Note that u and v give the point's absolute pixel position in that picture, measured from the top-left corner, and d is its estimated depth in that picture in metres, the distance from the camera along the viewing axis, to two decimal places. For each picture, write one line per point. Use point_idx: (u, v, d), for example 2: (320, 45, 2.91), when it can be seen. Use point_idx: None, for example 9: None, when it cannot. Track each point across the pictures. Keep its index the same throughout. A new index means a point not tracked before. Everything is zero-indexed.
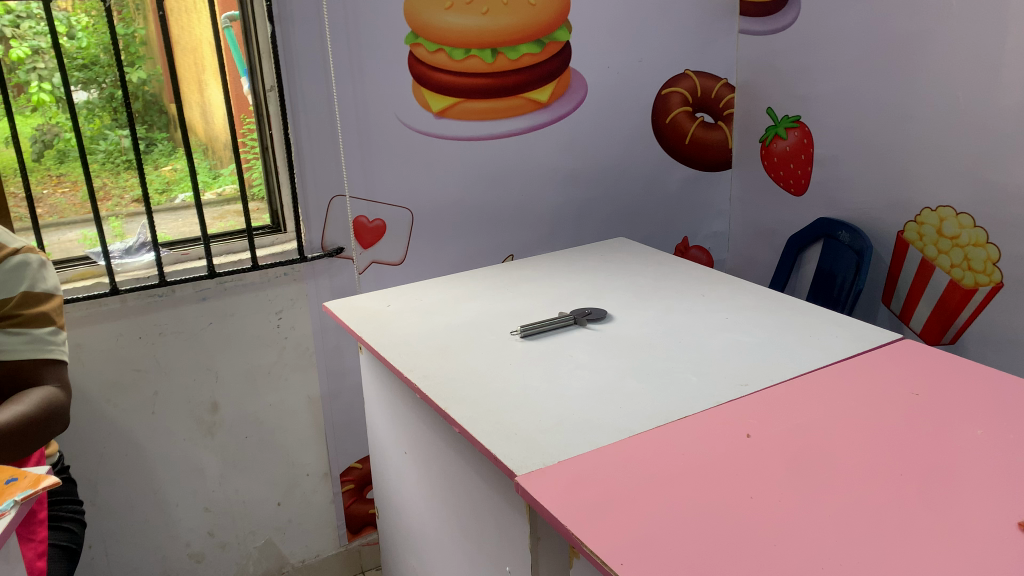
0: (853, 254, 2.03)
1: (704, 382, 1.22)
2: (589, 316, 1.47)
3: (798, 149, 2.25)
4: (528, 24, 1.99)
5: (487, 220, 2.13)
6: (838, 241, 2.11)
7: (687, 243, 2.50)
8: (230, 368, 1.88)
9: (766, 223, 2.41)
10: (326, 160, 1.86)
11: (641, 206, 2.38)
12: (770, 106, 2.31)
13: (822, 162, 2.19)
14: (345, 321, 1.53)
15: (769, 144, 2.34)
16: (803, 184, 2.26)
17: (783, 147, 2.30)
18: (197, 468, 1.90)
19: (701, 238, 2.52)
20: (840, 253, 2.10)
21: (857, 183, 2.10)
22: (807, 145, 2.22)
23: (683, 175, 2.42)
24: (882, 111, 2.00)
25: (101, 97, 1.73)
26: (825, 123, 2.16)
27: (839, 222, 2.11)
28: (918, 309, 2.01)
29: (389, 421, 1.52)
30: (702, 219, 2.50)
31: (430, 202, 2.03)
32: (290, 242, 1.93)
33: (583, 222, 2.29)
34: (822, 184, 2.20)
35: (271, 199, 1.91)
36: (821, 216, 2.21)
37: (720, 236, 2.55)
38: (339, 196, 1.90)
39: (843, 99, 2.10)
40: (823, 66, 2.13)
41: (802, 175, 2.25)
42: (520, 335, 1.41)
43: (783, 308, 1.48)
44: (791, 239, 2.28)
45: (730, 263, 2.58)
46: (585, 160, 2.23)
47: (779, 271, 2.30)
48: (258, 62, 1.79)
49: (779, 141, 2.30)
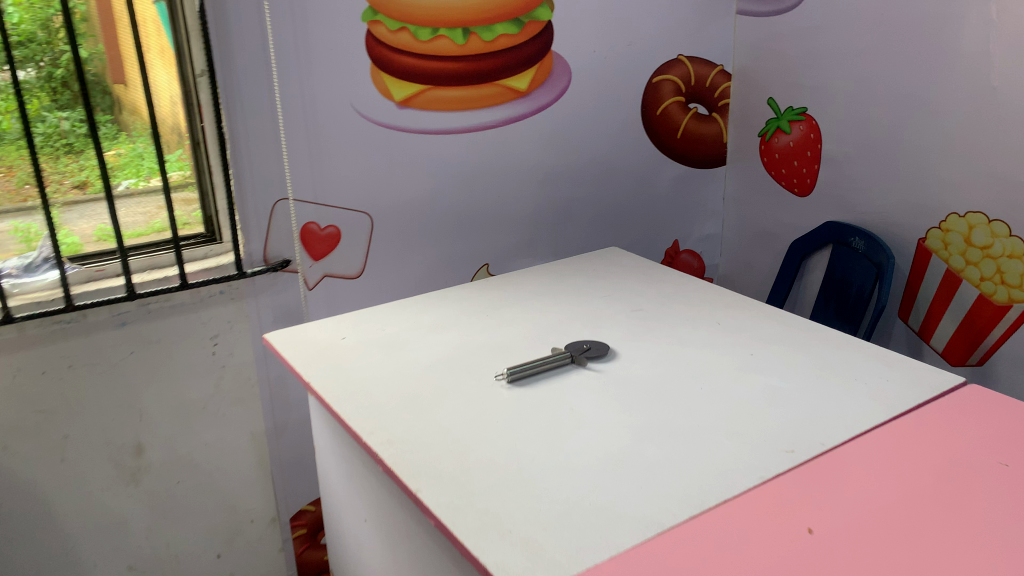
0: (870, 265, 1.82)
1: (740, 449, 0.98)
2: (587, 352, 1.22)
3: (803, 145, 2.03)
4: None
5: (458, 226, 1.87)
6: (850, 250, 1.89)
7: (677, 248, 2.26)
8: (156, 404, 1.60)
9: (765, 226, 2.18)
10: (269, 158, 1.58)
11: (629, 208, 2.14)
12: (772, 97, 2.08)
13: (830, 161, 1.96)
14: (286, 360, 1.25)
15: (769, 138, 2.11)
16: (809, 184, 2.03)
17: (787, 143, 2.07)
18: (120, 521, 1.61)
19: (692, 242, 2.29)
20: (853, 263, 1.88)
21: (871, 184, 1.88)
22: (814, 141, 1.99)
23: (674, 172, 2.18)
24: (900, 105, 1.77)
25: (38, 77, 1.41)
26: (834, 116, 1.93)
27: (851, 228, 1.89)
28: (941, 326, 1.80)
29: (345, 484, 1.25)
30: (694, 221, 2.27)
31: (392, 207, 1.76)
32: (226, 254, 1.62)
33: (565, 226, 2.04)
34: (830, 185, 1.98)
35: (204, 202, 1.60)
36: (829, 219, 1.99)
37: (713, 239, 2.32)
38: (283, 200, 1.62)
39: (856, 90, 1.87)
40: (833, 52, 1.90)
41: (807, 174, 2.03)
42: (504, 380, 1.15)
43: (817, 340, 1.25)
44: (793, 245, 2.06)
45: (723, 268, 2.36)
46: (566, 156, 1.98)
47: (780, 280, 2.08)
48: (185, 38, 1.48)
49: (782, 135, 2.07)
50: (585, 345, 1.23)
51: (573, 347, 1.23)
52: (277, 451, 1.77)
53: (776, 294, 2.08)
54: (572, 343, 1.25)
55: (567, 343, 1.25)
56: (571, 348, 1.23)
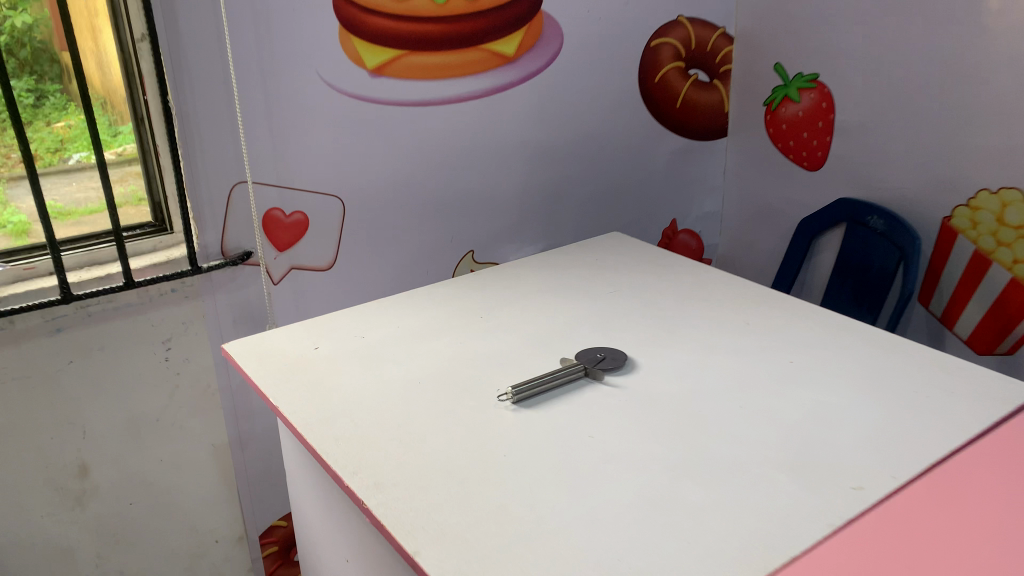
0: (893, 248, 1.66)
1: (798, 489, 0.82)
2: (602, 362, 1.04)
3: (813, 115, 1.86)
4: None
5: (440, 209, 1.68)
6: (868, 231, 1.74)
7: (675, 227, 2.10)
8: (102, 419, 1.40)
9: (770, 203, 2.02)
10: (223, 136, 1.37)
11: (624, 185, 1.97)
12: (779, 62, 1.90)
13: (844, 132, 1.80)
14: (248, 373, 1.07)
15: (776, 107, 1.94)
16: (820, 157, 1.87)
17: (796, 112, 1.90)
18: (65, 551, 1.43)
19: (691, 220, 2.13)
20: (871, 243, 1.73)
21: (889, 158, 1.72)
22: (826, 110, 1.82)
23: (673, 146, 2.01)
24: (923, 69, 1.61)
25: None
26: (848, 83, 1.76)
27: (869, 207, 1.73)
28: (967, 312, 1.64)
29: (324, 520, 1.07)
30: (693, 198, 2.10)
31: (365, 189, 1.57)
32: (178, 246, 1.42)
33: (557, 207, 1.86)
34: (843, 159, 1.82)
35: (151, 187, 1.39)
36: (842, 196, 1.84)
37: (712, 217, 2.16)
38: (241, 184, 1.42)
39: (874, 54, 1.70)
40: (848, 12, 1.72)
41: (817, 147, 1.87)
42: (508, 401, 0.98)
43: (863, 345, 1.09)
44: (802, 223, 1.90)
45: (723, 248, 2.20)
46: (557, 130, 1.79)
47: (788, 262, 1.92)
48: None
49: (789, 104, 1.90)
50: (598, 354, 1.06)
51: (585, 357, 1.05)
52: (242, 464, 1.59)
53: (784, 277, 1.93)
54: (582, 352, 1.07)
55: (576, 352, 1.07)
56: (583, 357, 1.05)
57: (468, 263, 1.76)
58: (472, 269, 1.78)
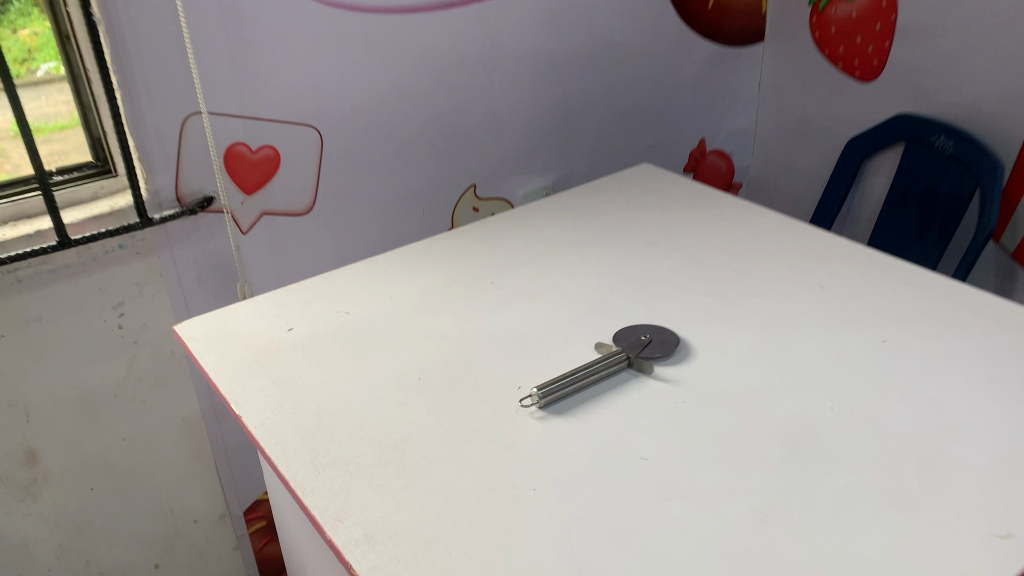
0: (965, 174, 1.42)
1: (924, 542, 0.62)
2: (650, 348, 0.83)
3: (869, 16, 1.58)
4: None
5: (437, 137, 1.43)
6: (935, 153, 1.49)
7: (703, 149, 1.86)
8: (49, 399, 1.20)
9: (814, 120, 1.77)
10: (168, 58, 1.11)
11: (648, 102, 1.71)
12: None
13: (907, 36, 1.53)
14: (203, 365, 0.85)
15: (824, 9, 1.66)
16: (875, 67, 1.61)
17: (847, 15, 1.62)
18: (21, 545, 1.25)
19: (721, 139, 1.88)
20: (936, 167, 1.49)
21: (961, 68, 1.46)
22: (886, 12, 1.55)
23: (703, 54, 1.74)
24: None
25: None
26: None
27: (935, 125, 1.49)
28: None
29: (308, 539, 0.89)
30: (723, 114, 1.85)
31: (347, 117, 1.32)
32: (122, 192, 1.19)
33: (571, 129, 1.61)
34: (904, 68, 1.56)
35: (87, 119, 1.14)
36: (901, 111, 1.59)
37: (744, 134, 1.91)
38: (194, 116, 1.17)
39: None
40: None
41: (873, 54, 1.60)
42: (533, 407, 0.77)
43: (970, 317, 0.87)
44: (852, 143, 1.65)
45: (755, 170, 1.96)
46: (571, 38, 1.52)
47: (832, 188, 1.68)
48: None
49: (841, 3, 1.63)
50: (642, 338, 0.84)
51: (627, 342, 0.83)
52: (219, 436, 1.40)
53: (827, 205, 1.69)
54: (622, 333, 0.85)
55: (614, 333, 0.85)
56: (625, 342, 0.84)
57: (470, 200, 1.53)
58: (475, 207, 1.54)
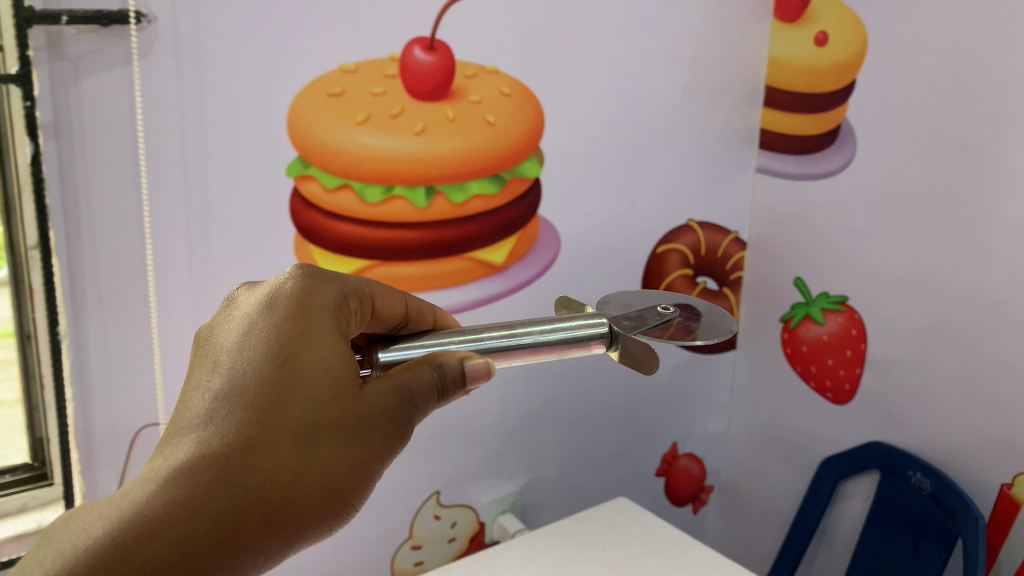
0: (944, 519, 1.07)
1: None
2: (682, 328, 0.52)
3: (839, 341, 1.26)
4: (472, 158, 1.06)
5: (474, 485, 1.20)
6: (911, 490, 1.13)
7: (676, 451, 1.45)
8: None
9: (743, 491, 1.48)
10: (122, 369, 0.93)
11: (646, 452, 1.41)
12: (799, 276, 1.32)
13: (881, 369, 1.19)
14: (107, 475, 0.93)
15: (795, 326, 1.34)
16: (848, 390, 1.25)
17: (818, 336, 1.29)
18: None
19: (693, 443, 1.48)
20: (900, 510, 1.16)
21: (953, 426, 1.10)
22: (856, 338, 1.22)
23: (677, 363, 1.39)
24: (955, 78, 1.04)
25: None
26: (885, 95, 1.14)
27: (907, 456, 1.14)
28: None
29: None
30: (693, 418, 1.46)
31: (405, 470, 1.12)
32: (56, 503, 0.98)
33: (552, 427, 1.26)
34: (881, 396, 1.20)
35: (24, 354, 0.93)
36: (870, 432, 1.22)
37: (716, 439, 1.51)
38: (152, 425, 0.97)
39: (910, 344, 1.14)
40: (884, 292, 1.18)
41: (844, 377, 1.25)
42: (371, 372, 0.52)
43: None
44: (823, 459, 1.31)
45: (774, 425, 1.40)
46: (604, 279, 1.28)
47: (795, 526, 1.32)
48: (61, 15, 0.80)
49: (811, 325, 1.30)
50: (669, 307, 0.55)
51: (627, 312, 0.55)
52: None
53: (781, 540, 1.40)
54: (615, 301, 0.58)
55: (603, 299, 0.59)
56: (629, 315, 0.54)
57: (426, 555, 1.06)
58: (436, 514, 1.17)
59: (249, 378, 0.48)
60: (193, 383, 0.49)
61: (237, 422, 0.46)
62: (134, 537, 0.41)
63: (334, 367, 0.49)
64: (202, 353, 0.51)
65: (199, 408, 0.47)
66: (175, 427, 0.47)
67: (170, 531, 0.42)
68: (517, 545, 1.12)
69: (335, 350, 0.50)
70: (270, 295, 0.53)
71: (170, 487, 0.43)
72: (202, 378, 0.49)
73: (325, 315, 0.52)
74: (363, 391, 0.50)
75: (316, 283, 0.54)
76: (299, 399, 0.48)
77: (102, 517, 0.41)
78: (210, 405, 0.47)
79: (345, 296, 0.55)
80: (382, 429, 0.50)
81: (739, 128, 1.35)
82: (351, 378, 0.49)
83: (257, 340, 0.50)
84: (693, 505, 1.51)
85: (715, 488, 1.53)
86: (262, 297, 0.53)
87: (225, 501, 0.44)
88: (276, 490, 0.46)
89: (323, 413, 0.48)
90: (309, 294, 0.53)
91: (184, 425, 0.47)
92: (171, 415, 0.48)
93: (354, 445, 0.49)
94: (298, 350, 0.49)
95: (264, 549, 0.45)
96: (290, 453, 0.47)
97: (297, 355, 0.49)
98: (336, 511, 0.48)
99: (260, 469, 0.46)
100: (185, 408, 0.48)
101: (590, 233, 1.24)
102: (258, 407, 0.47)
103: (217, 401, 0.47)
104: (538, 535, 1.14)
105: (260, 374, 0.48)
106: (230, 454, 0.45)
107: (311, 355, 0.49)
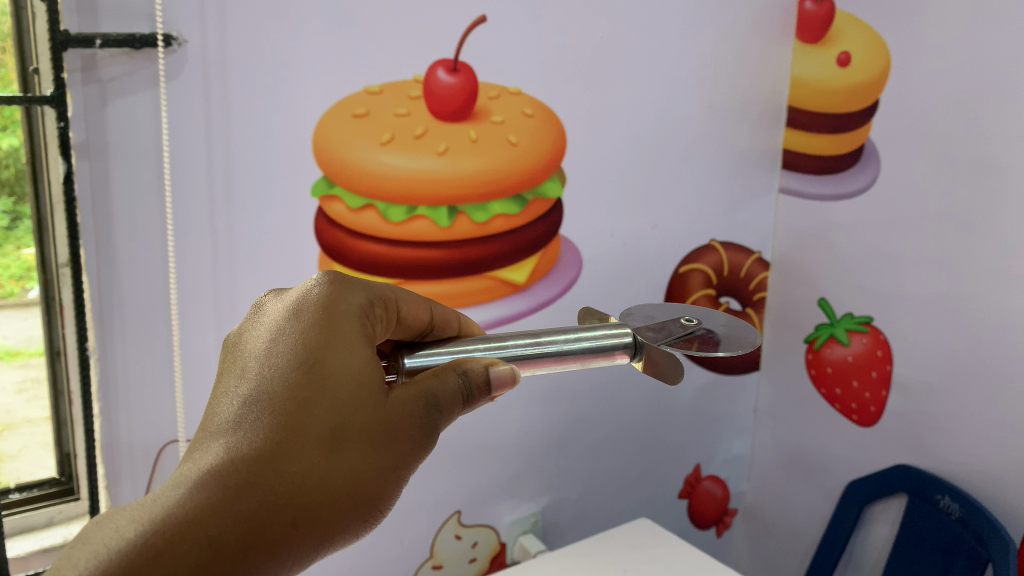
0: (974, 545, 1.05)
1: None
2: (706, 340, 0.52)
3: (864, 362, 1.24)
4: (495, 177, 1.06)
5: (494, 504, 1.19)
6: (940, 515, 1.11)
7: (700, 473, 1.44)
8: None
9: (767, 515, 1.46)
10: (148, 385, 0.95)
11: (669, 474, 1.40)
12: (824, 297, 1.31)
13: (907, 391, 1.18)
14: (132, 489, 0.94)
15: (819, 347, 1.33)
16: (873, 413, 1.24)
17: (843, 357, 1.28)
18: None
19: (716, 465, 1.46)
20: (928, 535, 1.14)
21: (983, 451, 1.08)
22: (881, 360, 1.21)
23: (700, 384, 1.38)
24: (979, 98, 1.04)
25: (32, 246, 0.91)
26: (910, 115, 1.14)
27: (936, 480, 1.12)
28: None
29: None
30: (717, 440, 1.44)
31: (427, 489, 1.11)
32: (81, 517, 0.99)
33: (574, 448, 1.26)
34: (907, 419, 1.18)
35: (52, 370, 0.95)
36: (898, 456, 1.20)
37: (739, 461, 1.49)
38: (174, 442, 0.98)
39: (937, 366, 1.13)
40: (908, 313, 1.17)
41: (870, 399, 1.24)
42: (397, 378, 0.52)
43: None
44: (849, 483, 1.29)
45: (799, 447, 1.38)
46: (625, 298, 1.28)
47: (820, 551, 1.30)
48: (95, 39, 0.82)
49: (836, 345, 1.29)
50: (693, 319, 0.55)
51: (650, 324, 0.54)
52: None
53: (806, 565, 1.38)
54: (639, 313, 0.58)
55: (626, 310, 0.59)
56: (652, 326, 0.54)
57: None
58: (457, 534, 1.17)
59: (276, 384, 0.48)
60: (221, 389, 0.50)
61: (265, 426, 0.47)
62: (164, 538, 0.41)
63: (360, 373, 0.50)
64: (230, 360, 0.52)
65: (228, 413, 0.48)
66: (204, 432, 0.47)
67: (199, 533, 0.42)
68: (538, 564, 1.11)
69: (361, 356, 0.50)
70: (296, 303, 0.53)
71: (199, 491, 0.43)
72: (231, 384, 0.50)
73: (351, 321, 0.52)
74: (390, 397, 0.50)
75: (342, 291, 0.55)
76: (325, 403, 0.48)
77: (133, 520, 0.42)
78: (239, 410, 0.48)
79: (371, 304, 0.55)
80: (407, 435, 0.50)
81: (761, 149, 1.35)
82: (376, 384, 0.50)
83: (285, 346, 0.50)
84: (716, 528, 1.49)
85: (739, 511, 1.51)
86: (289, 305, 0.54)
87: (254, 503, 0.44)
88: (303, 494, 0.46)
89: (350, 418, 0.48)
90: (335, 301, 0.53)
91: (213, 430, 0.47)
92: (200, 420, 0.48)
93: (380, 450, 0.49)
94: (324, 356, 0.50)
95: (291, 552, 0.45)
96: (316, 458, 0.47)
97: (324, 362, 0.49)
98: (362, 516, 0.48)
99: (288, 473, 0.46)
100: (213, 413, 0.48)
101: (613, 253, 1.24)
102: (286, 412, 0.47)
103: (246, 406, 0.48)
104: (560, 555, 1.13)
105: (287, 380, 0.48)
106: (258, 458, 0.45)
107: (337, 361, 0.50)
